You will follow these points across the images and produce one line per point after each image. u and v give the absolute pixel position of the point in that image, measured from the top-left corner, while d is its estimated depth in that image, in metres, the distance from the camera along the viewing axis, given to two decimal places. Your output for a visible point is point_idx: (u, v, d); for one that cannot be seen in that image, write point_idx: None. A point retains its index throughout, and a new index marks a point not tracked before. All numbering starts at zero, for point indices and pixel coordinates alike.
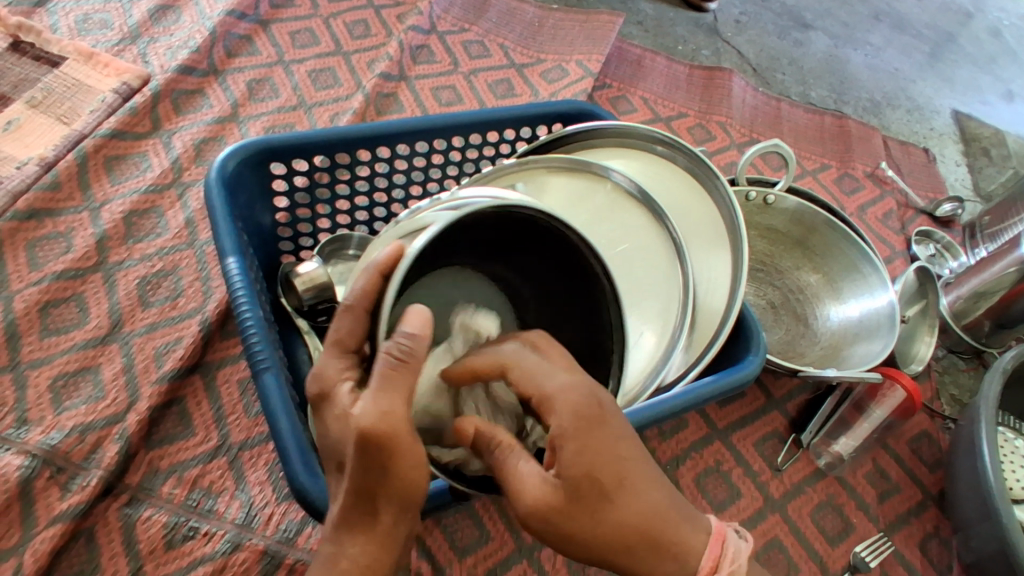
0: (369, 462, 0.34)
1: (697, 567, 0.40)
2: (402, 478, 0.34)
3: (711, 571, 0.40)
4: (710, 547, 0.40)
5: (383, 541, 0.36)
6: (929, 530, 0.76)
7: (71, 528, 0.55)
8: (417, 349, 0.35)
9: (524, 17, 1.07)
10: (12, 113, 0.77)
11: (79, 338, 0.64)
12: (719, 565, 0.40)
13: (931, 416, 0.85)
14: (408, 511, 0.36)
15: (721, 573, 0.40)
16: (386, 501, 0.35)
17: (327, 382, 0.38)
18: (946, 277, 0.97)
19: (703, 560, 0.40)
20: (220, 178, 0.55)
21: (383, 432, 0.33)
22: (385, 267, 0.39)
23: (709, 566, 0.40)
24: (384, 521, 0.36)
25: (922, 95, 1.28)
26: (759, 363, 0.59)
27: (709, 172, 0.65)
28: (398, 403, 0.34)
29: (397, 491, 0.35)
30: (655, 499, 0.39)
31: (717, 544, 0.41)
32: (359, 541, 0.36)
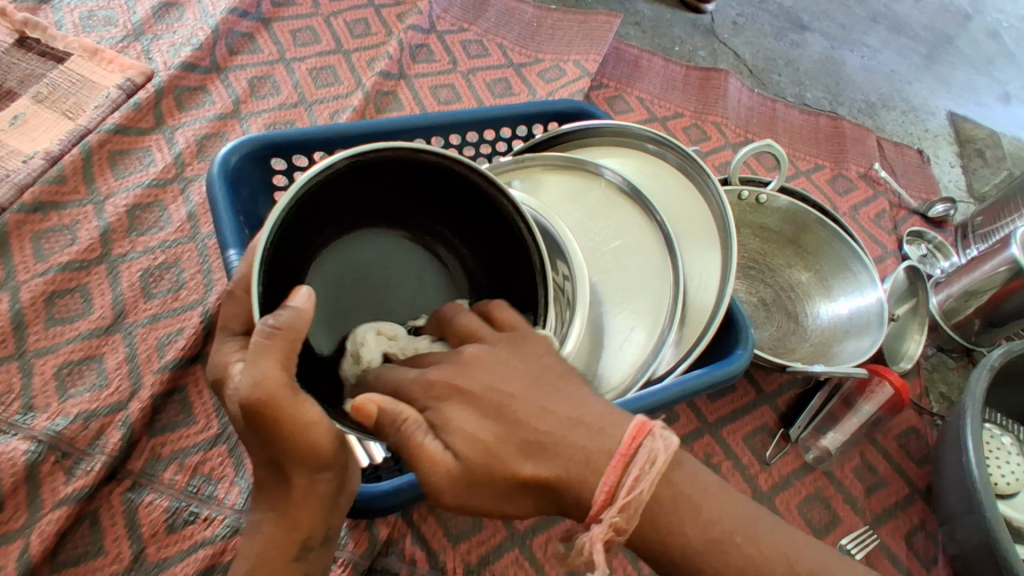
0: (264, 430, 0.35)
1: (602, 497, 0.36)
2: (303, 442, 0.36)
3: (619, 495, 0.36)
4: (611, 474, 0.36)
5: (302, 501, 0.40)
6: (915, 523, 0.77)
7: (75, 510, 0.56)
8: (295, 321, 0.36)
9: (523, 17, 1.08)
10: (18, 108, 0.78)
11: (83, 328, 0.66)
12: (627, 479, 0.36)
13: (919, 412, 0.86)
14: (325, 469, 0.39)
15: (633, 492, 0.36)
16: (294, 464, 0.37)
17: (223, 365, 0.38)
18: (937, 277, 0.98)
19: (601, 485, 0.36)
20: (222, 173, 0.57)
21: (261, 400, 0.34)
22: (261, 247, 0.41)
23: (627, 483, 0.36)
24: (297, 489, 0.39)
25: (917, 97, 1.29)
26: (747, 358, 0.60)
27: (697, 167, 0.66)
28: (273, 370, 0.35)
29: (302, 455, 0.37)
30: (538, 437, 0.37)
31: (625, 455, 0.36)
32: (281, 504, 0.40)
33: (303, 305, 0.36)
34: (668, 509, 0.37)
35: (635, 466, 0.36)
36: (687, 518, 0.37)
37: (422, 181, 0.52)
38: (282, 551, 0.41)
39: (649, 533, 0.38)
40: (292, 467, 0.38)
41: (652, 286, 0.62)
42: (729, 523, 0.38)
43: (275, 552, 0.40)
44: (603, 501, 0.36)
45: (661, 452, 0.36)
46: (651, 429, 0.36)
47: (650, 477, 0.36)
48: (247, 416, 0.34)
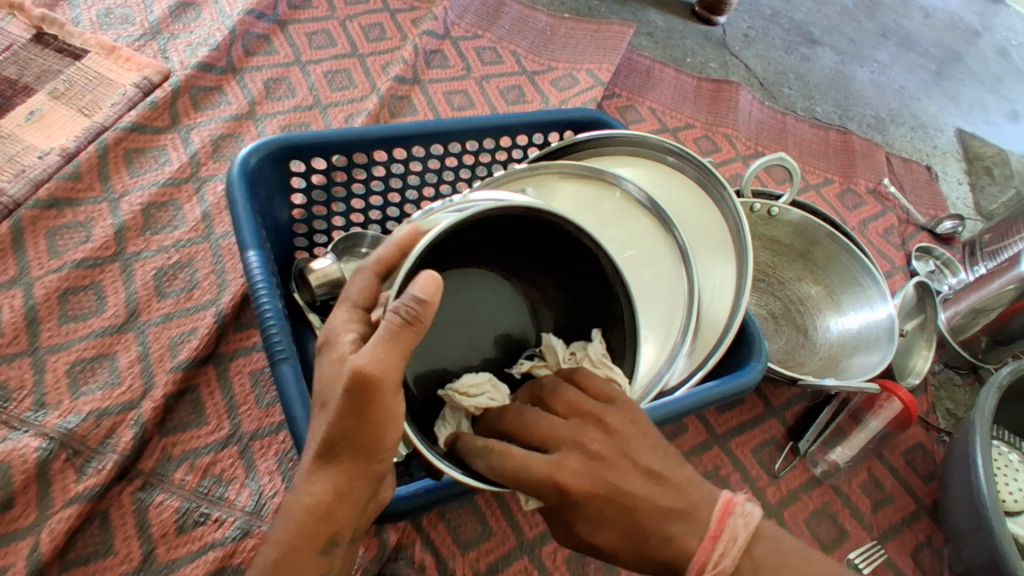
0: (356, 402, 0.35)
1: (695, 569, 0.41)
2: (378, 427, 0.37)
3: (708, 569, 0.41)
4: (705, 547, 0.41)
5: (342, 490, 0.38)
6: (921, 539, 0.77)
7: (86, 509, 0.56)
8: (425, 315, 0.36)
9: (537, 25, 1.09)
10: (35, 104, 0.78)
11: (96, 325, 0.66)
12: (715, 555, 0.41)
13: (926, 428, 0.86)
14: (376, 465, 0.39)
15: (718, 566, 0.41)
16: (358, 449, 0.37)
17: (332, 331, 0.39)
18: (945, 293, 0.98)
19: (694, 562, 0.41)
20: (241, 174, 0.57)
21: (375, 374, 0.35)
22: (406, 244, 0.43)
23: (715, 557, 0.41)
24: (348, 473, 0.38)
25: (926, 113, 1.29)
26: (760, 370, 0.60)
27: (716, 183, 0.67)
28: (397, 358, 0.36)
29: (366, 435, 0.37)
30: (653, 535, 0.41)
31: (715, 533, 0.41)
32: (320, 487, 0.38)
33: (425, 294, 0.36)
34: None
35: (722, 539, 0.41)
36: None
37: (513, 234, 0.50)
38: (309, 540, 0.39)
39: None
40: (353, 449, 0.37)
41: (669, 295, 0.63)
42: None
43: (301, 541, 0.38)
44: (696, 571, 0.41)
45: (741, 530, 0.42)
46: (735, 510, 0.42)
47: (732, 551, 0.41)
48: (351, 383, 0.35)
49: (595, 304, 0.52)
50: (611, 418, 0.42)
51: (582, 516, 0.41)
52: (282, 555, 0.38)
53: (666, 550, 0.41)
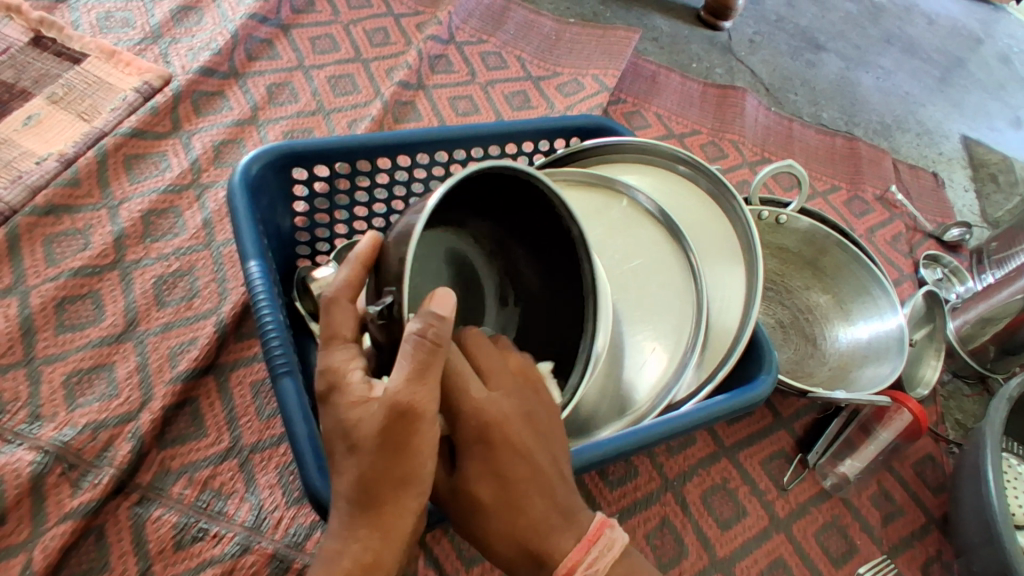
0: (392, 435, 0.35)
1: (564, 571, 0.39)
2: (415, 457, 0.35)
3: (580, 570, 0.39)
4: (581, 546, 0.39)
5: (386, 532, 0.36)
6: (931, 553, 0.76)
7: (81, 525, 0.55)
8: (445, 332, 0.36)
9: (542, 30, 1.08)
10: (33, 108, 0.77)
11: (94, 335, 0.65)
12: (588, 558, 0.40)
13: (935, 439, 0.85)
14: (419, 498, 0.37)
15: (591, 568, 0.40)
16: (395, 484, 0.36)
17: (338, 372, 0.39)
18: (953, 302, 0.97)
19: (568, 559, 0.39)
20: (243, 182, 0.56)
21: (407, 403, 0.34)
22: (368, 259, 0.43)
23: (588, 561, 0.39)
24: (392, 514, 0.36)
25: (932, 120, 1.29)
26: (771, 383, 0.59)
27: (727, 193, 0.65)
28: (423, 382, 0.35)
29: (403, 470, 0.35)
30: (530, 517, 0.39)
31: (591, 539, 0.40)
32: (364, 533, 0.37)
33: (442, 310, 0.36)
34: None
35: (598, 544, 0.40)
36: None
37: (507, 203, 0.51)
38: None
39: None
40: (392, 486, 0.36)
41: (676, 300, 0.61)
42: None
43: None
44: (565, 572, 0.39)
45: (617, 543, 0.41)
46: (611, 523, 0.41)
47: (603, 560, 0.40)
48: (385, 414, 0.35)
49: (568, 269, 0.53)
50: (541, 391, 0.42)
51: (488, 464, 0.38)
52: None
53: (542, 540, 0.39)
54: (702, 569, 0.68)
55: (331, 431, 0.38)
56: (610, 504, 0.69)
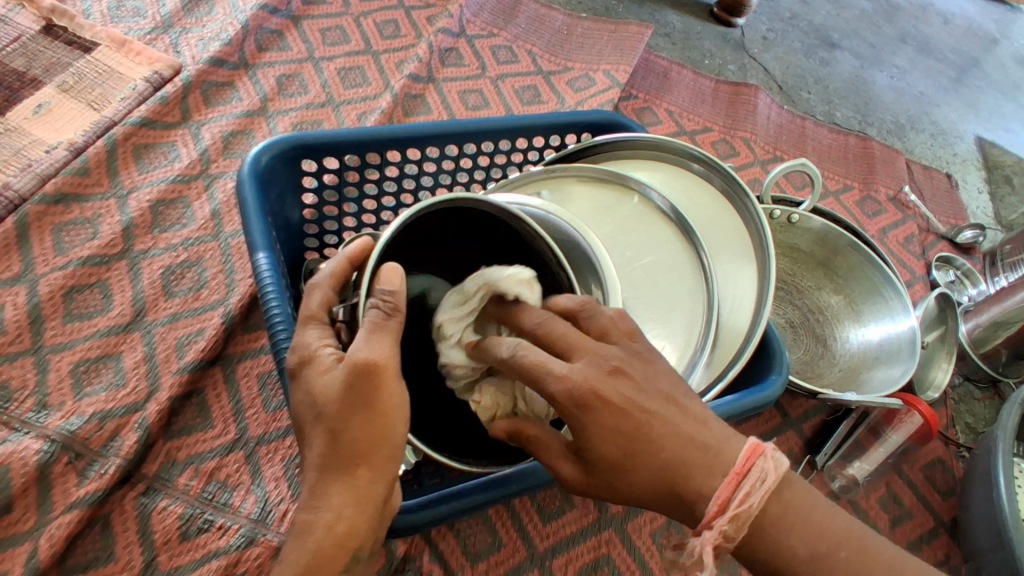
0: (360, 394, 0.36)
1: (714, 508, 0.37)
2: (386, 416, 0.37)
3: (731, 506, 0.37)
4: (727, 485, 0.37)
5: (360, 500, 0.37)
6: (939, 557, 0.75)
7: (87, 514, 0.55)
8: (400, 303, 0.37)
9: (553, 25, 1.07)
10: (42, 97, 0.77)
11: (101, 325, 0.65)
12: (739, 493, 0.37)
13: (945, 443, 0.84)
14: (389, 461, 0.38)
15: (744, 505, 0.37)
16: (367, 447, 0.36)
17: (307, 348, 0.38)
18: (965, 305, 0.96)
19: (715, 496, 0.37)
20: (252, 173, 0.55)
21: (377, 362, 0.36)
22: (357, 255, 0.41)
23: (739, 496, 0.37)
24: (364, 481, 0.37)
25: (946, 120, 1.27)
26: (781, 384, 0.58)
27: (741, 192, 0.65)
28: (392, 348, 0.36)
29: (372, 435, 0.36)
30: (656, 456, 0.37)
31: (740, 472, 0.37)
32: (337, 503, 0.37)
33: (390, 283, 0.37)
34: (778, 526, 0.38)
35: (747, 481, 0.37)
36: (798, 536, 0.38)
37: (497, 240, 0.50)
38: (332, 556, 0.38)
39: (764, 544, 0.38)
40: (359, 453, 0.37)
41: (688, 302, 0.61)
42: (829, 542, 0.38)
43: (323, 559, 0.38)
44: (715, 510, 0.37)
45: (772, 473, 0.37)
46: (764, 450, 0.37)
47: (758, 493, 0.37)
48: (349, 374, 0.35)
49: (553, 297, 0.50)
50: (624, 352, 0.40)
51: (601, 429, 0.36)
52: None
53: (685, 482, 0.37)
54: None
55: (300, 404, 0.37)
56: None
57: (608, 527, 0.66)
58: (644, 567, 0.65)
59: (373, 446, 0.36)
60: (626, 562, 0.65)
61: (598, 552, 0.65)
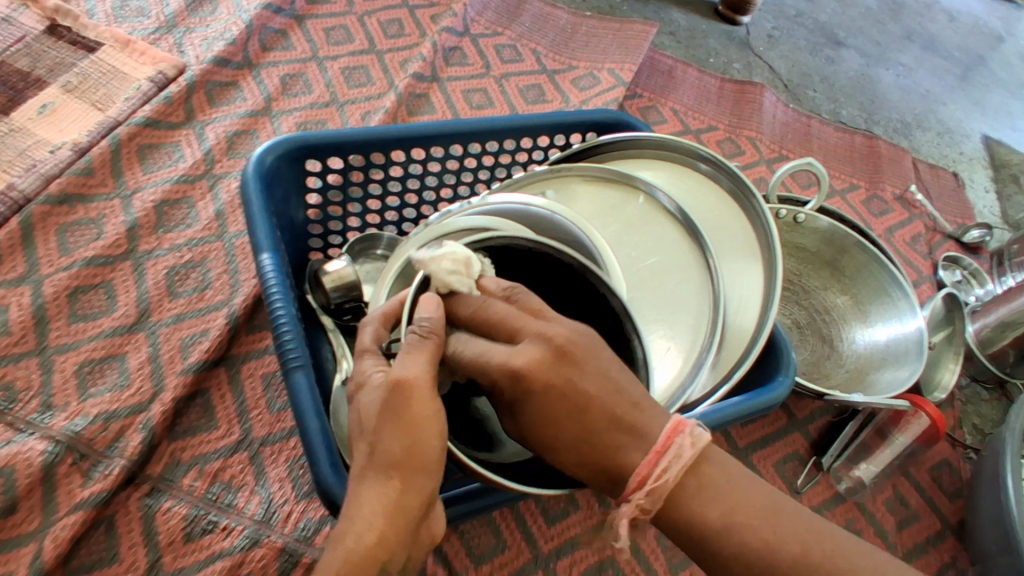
0: (393, 405, 0.35)
1: (635, 482, 0.37)
2: (416, 427, 0.35)
3: (649, 481, 0.37)
4: (649, 459, 0.37)
5: (393, 516, 0.35)
6: (946, 559, 0.75)
7: (91, 515, 0.55)
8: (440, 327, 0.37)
9: (558, 23, 1.07)
10: (47, 97, 0.77)
11: (106, 325, 0.64)
12: (658, 468, 0.37)
13: (952, 444, 0.84)
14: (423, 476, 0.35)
15: (660, 479, 0.37)
16: (398, 456, 0.35)
17: (360, 371, 0.39)
18: (972, 305, 0.96)
19: (635, 473, 0.37)
20: (257, 173, 0.55)
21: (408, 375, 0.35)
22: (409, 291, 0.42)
23: (658, 471, 0.37)
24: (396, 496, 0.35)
25: (953, 119, 1.26)
26: (788, 386, 0.58)
27: (748, 193, 0.64)
28: (424, 363, 0.36)
29: (406, 444, 0.35)
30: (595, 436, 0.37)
31: (660, 450, 0.37)
32: (369, 516, 0.35)
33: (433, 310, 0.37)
34: (694, 496, 0.38)
35: (667, 456, 0.37)
36: (708, 501, 0.38)
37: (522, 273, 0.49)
38: (358, 574, 0.34)
39: (674, 514, 0.38)
40: (393, 464, 0.35)
41: (694, 302, 0.60)
42: (746, 516, 0.38)
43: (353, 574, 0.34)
44: (635, 485, 0.37)
45: (688, 449, 0.38)
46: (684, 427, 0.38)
47: (677, 467, 0.38)
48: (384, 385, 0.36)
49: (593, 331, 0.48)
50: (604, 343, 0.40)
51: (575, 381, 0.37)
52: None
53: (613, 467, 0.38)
54: None
55: (351, 422, 0.38)
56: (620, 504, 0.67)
57: (613, 529, 0.66)
58: (649, 570, 0.64)
59: (411, 457, 0.35)
60: (631, 564, 0.64)
61: (603, 554, 0.64)
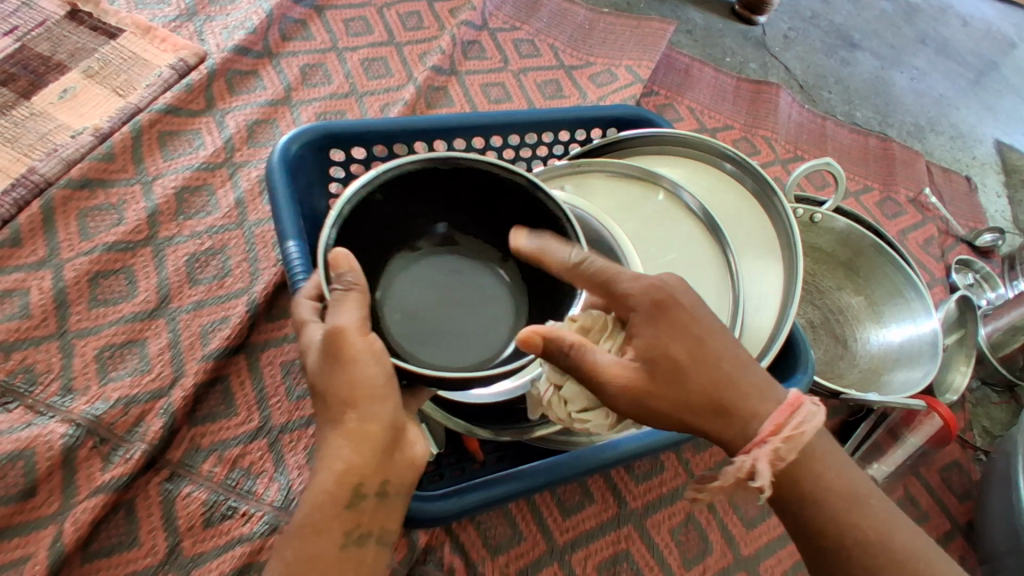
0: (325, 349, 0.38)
1: (770, 428, 0.40)
2: (355, 368, 0.37)
3: (784, 429, 0.40)
4: (779, 414, 0.40)
5: (357, 442, 0.38)
6: (955, 560, 0.75)
7: (112, 499, 0.55)
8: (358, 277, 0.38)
9: (576, 19, 1.07)
10: (68, 82, 0.77)
11: (126, 311, 0.65)
12: (792, 421, 0.41)
13: (963, 446, 0.84)
14: (372, 402, 0.38)
15: (796, 430, 0.41)
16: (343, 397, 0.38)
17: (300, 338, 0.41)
18: (984, 308, 0.96)
19: (767, 423, 0.40)
20: (282, 161, 0.56)
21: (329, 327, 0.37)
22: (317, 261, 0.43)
23: (792, 423, 0.41)
24: (350, 425, 0.38)
25: (965, 123, 1.26)
26: (806, 384, 0.58)
27: (770, 191, 0.64)
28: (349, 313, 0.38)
29: (345, 386, 0.38)
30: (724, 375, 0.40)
31: (789, 407, 0.41)
32: (334, 449, 0.38)
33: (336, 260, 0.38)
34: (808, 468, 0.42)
35: (798, 412, 0.41)
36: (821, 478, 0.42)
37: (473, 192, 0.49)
38: (334, 499, 0.39)
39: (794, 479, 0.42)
40: (343, 402, 0.38)
41: (712, 301, 0.59)
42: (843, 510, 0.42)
43: (332, 504, 0.39)
44: (771, 431, 0.40)
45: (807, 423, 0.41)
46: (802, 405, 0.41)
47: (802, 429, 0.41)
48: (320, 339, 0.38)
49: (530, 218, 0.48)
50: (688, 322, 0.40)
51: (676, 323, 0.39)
52: (297, 530, 0.39)
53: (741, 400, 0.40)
54: (727, 568, 0.66)
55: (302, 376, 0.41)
56: (634, 498, 0.67)
57: (627, 523, 0.66)
58: (662, 563, 0.65)
59: (355, 392, 0.38)
60: (645, 558, 0.64)
61: (617, 547, 0.64)
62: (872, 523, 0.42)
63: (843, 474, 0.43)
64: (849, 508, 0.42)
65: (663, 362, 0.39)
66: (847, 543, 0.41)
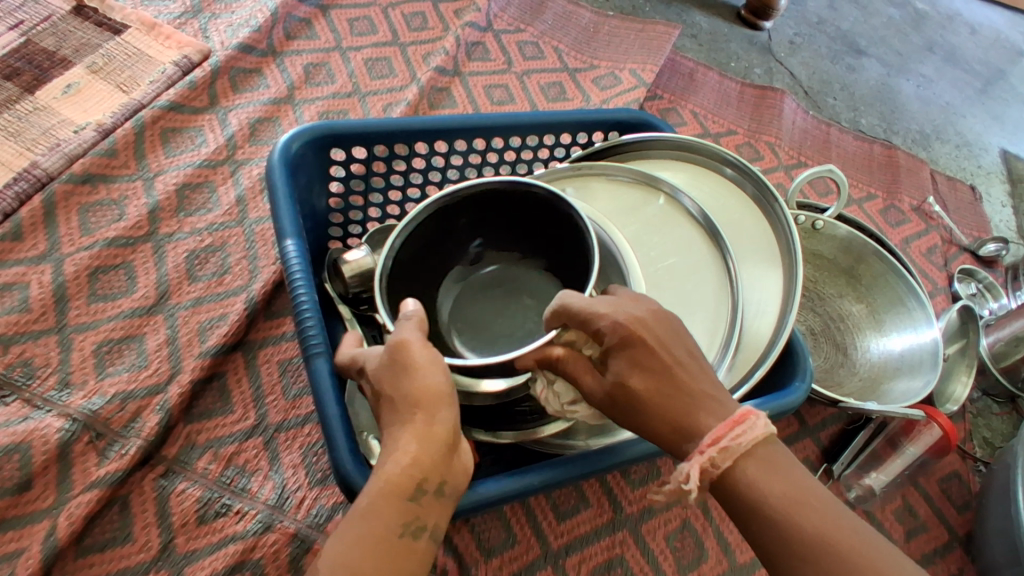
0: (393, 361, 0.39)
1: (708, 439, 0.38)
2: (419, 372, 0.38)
3: (724, 438, 0.38)
4: (719, 425, 0.38)
5: (423, 438, 0.37)
6: (952, 571, 0.75)
7: (107, 494, 0.55)
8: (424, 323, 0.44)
9: (580, 22, 1.07)
10: (71, 77, 0.77)
11: (125, 306, 0.65)
12: (731, 433, 0.38)
13: (963, 457, 0.83)
14: (437, 403, 0.38)
15: (736, 440, 0.38)
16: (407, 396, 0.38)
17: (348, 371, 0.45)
18: (987, 318, 0.95)
19: (708, 434, 0.38)
20: (282, 160, 0.56)
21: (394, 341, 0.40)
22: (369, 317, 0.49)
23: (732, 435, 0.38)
24: (415, 421, 0.37)
25: (971, 132, 1.26)
26: (804, 391, 0.58)
27: (771, 197, 0.63)
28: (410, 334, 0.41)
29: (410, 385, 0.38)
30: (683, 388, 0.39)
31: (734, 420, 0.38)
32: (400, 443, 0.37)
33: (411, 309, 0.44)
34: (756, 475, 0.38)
35: (741, 425, 0.38)
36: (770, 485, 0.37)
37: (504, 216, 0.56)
38: (397, 496, 0.36)
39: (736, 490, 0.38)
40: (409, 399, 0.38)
41: (711, 307, 0.59)
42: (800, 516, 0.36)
43: (394, 497, 0.36)
44: (709, 442, 0.38)
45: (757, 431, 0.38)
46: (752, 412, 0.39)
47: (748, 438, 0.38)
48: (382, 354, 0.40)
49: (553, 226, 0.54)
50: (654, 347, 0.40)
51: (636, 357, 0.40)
52: (358, 513, 0.36)
53: (690, 415, 0.39)
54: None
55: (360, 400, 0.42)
56: (630, 503, 0.67)
57: (622, 528, 0.65)
58: (657, 569, 0.64)
59: (422, 390, 0.38)
60: (639, 563, 0.64)
61: (612, 552, 0.64)
62: (814, 522, 0.36)
63: (785, 476, 0.38)
64: (791, 510, 0.36)
65: (620, 394, 0.40)
66: (790, 539, 0.36)
